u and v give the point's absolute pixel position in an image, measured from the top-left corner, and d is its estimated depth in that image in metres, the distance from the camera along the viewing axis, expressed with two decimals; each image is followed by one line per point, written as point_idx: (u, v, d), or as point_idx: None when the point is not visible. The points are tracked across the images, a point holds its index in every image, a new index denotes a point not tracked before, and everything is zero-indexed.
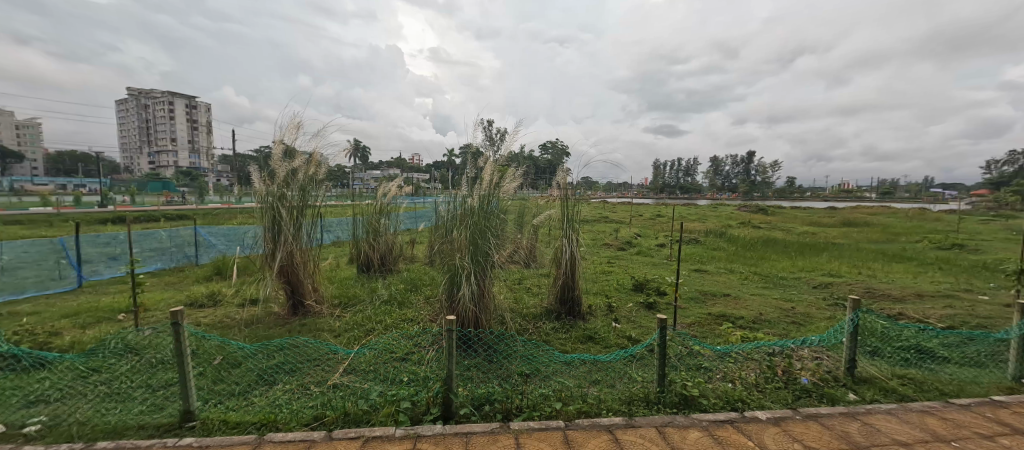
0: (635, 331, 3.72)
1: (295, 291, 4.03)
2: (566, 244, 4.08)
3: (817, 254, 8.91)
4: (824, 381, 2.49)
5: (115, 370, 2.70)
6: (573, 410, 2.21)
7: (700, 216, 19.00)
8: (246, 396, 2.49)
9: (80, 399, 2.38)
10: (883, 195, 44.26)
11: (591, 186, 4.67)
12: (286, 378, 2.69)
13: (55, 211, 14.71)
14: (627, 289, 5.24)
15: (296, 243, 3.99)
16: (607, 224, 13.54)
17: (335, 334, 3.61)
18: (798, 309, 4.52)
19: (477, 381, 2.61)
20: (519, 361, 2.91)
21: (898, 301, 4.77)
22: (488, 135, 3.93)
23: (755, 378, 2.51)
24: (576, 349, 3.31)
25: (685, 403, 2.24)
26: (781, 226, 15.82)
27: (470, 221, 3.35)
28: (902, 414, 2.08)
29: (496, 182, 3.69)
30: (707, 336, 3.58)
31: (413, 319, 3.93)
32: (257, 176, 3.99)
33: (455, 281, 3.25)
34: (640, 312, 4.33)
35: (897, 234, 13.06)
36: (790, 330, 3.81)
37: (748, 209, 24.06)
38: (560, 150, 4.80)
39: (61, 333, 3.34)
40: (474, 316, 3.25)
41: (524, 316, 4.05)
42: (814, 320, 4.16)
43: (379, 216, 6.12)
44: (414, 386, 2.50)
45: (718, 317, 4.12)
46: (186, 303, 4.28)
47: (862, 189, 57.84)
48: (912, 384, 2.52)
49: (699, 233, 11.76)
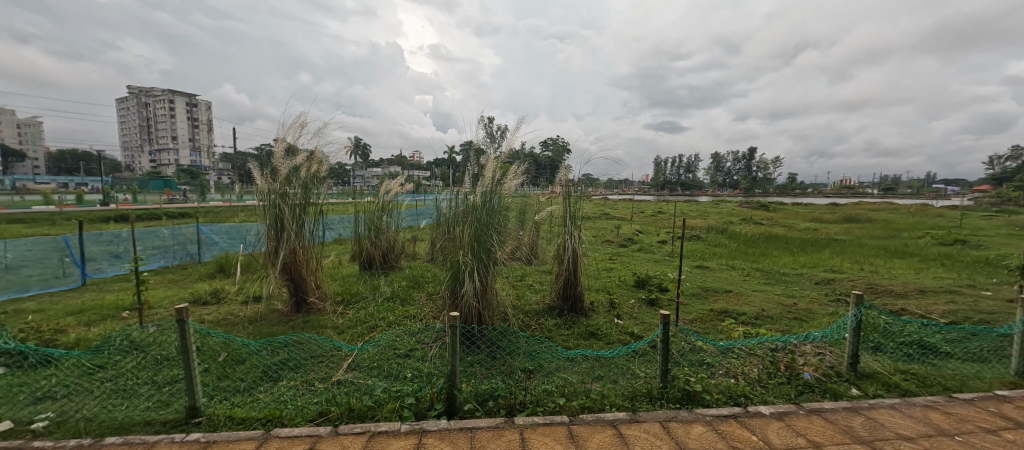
0: (637, 328, 3.72)
1: (298, 289, 4.04)
2: (568, 241, 4.08)
3: (819, 251, 8.91)
4: (827, 376, 2.49)
5: (120, 367, 2.71)
6: (577, 405, 2.22)
7: (701, 213, 19.01)
8: (251, 393, 2.50)
9: (88, 395, 2.40)
10: (885, 191, 44.15)
11: (592, 182, 4.67)
12: (291, 375, 2.70)
13: (58, 209, 14.79)
14: (629, 285, 5.25)
15: (299, 241, 4.00)
16: (608, 220, 13.55)
17: (338, 331, 3.62)
18: (800, 305, 4.52)
19: (481, 377, 2.62)
20: (523, 357, 2.92)
21: (900, 297, 4.76)
22: (489, 132, 3.94)
23: (758, 373, 2.51)
24: (579, 345, 3.32)
25: (689, 399, 2.24)
26: (783, 222, 15.78)
27: (473, 218, 3.35)
28: (905, 409, 2.08)
29: (498, 178, 3.68)
30: (709, 332, 3.58)
31: (415, 316, 3.95)
32: (259, 174, 3.99)
33: (458, 277, 3.26)
34: (643, 308, 4.33)
35: (899, 230, 13.03)
36: (793, 326, 3.82)
37: (749, 206, 24.02)
38: (561, 147, 4.79)
39: (67, 330, 3.36)
40: (477, 312, 3.26)
41: (526, 312, 4.06)
42: (817, 316, 4.16)
43: (381, 213, 6.13)
44: (417, 382, 2.52)
45: (720, 313, 4.13)
46: (189, 300, 4.30)
47: (864, 185, 57.66)
48: (914, 379, 2.52)
49: (700, 230, 11.75)
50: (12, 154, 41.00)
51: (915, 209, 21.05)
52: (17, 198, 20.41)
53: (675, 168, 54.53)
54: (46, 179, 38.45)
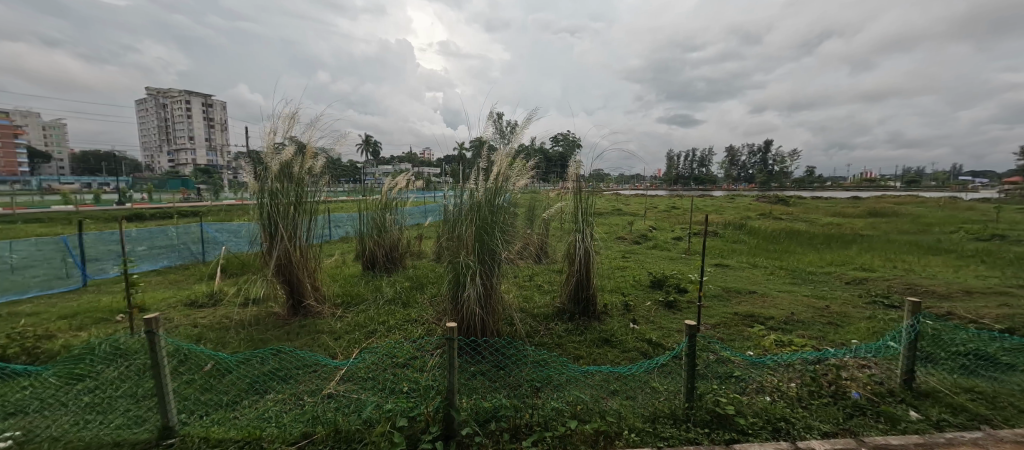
0: (655, 334, 3.43)
1: (294, 291, 3.85)
2: (579, 239, 3.80)
3: (845, 247, 8.45)
4: (880, 396, 2.17)
5: (101, 377, 2.54)
6: (590, 429, 1.95)
7: (715, 208, 18.47)
8: (234, 408, 2.31)
9: (63, 410, 2.23)
10: (907, 184, 42.76)
11: (604, 178, 4.38)
12: (278, 387, 2.50)
13: (77, 208, 15.13)
14: (644, 285, 4.95)
15: (295, 240, 3.81)
16: (620, 216, 13.24)
17: (335, 336, 3.42)
18: (833, 307, 4.15)
19: (483, 391, 2.37)
20: (530, 368, 2.67)
21: (943, 299, 4.36)
22: (498, 127, 3.69)
23: (798, 391, 2.22)
24: (592, 355, 3.04)
25: (719, 422, 1.96)
26: (805, 217, 15.10)
27: (476, 216, 3.11)
28: (989, 446, 1.77)
29: (505, 174, 3.41)
30: (735, 339, 3.28)
31: (417, 320, 3.72)
32: (253, 170, 3.79)
33: (459, 280, 3.02)
34: (660, 312, 4.03)
35: (930, 224, 12.34)
36: (827, 332, 3.47)
37: (767, 200, 23.22)
38: (572, 142, 4.51)
39: (54, 336, 3.21)
40: (480, 319, 3.00)
41: (534, 316, 3.80)
42: (853, 321, 3.79)
43: (384, 211, 5.91)
44: (414, 398, 2.28)
45: (746, 317, 3.80)
46: (185, 303, 4.15)
47: (886, 177, 55.65)
48: (984, 400, 2.18)
49: (718, 225, 11.25)
50: (37, 155, 42.19)
51: (943, 201, 20.17)
52: (37, 198, 20.57)
53: (688, 161, 53.42)
54: (70, 178, 39.60)
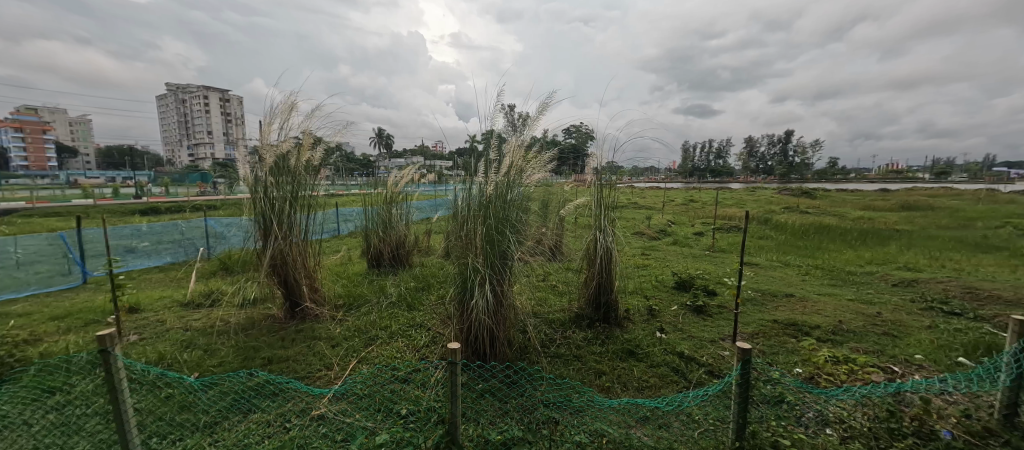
0: (686, 345, 3.06)
1: (290, 293, 3.59)
2: (600, 238, 3.42)
3: (882, 244, 7.86)
4: (978, 437, 1.78)
5: (75, 390, 2.31)
6: None
7: (736, 202, 17.64)
8: (212, 431, 2.06)
9: (23, 431, 2.00)
10: (939, 176, 40.70)
11: (619, 171, 3.92)
12: (264, 405, 2.23)
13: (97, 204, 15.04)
14: (668, 287, 4.55)
15: (289, 239, 3.54)
16: (638, 210, 12.72)
17: (332, 344, 3.14)
18: (885, 314, 3.70)
19: (492, 416, 2.06)
20: (547, 386, 2.34)
21: (1012, 306, 3.86)
22: (509, 119, 3.34)
23: (870, 429, 1.85)
24: (616, 370, 2.68)
25: None
26: (833, 211, 14.29)
27: (486, 213, 2.79)
28: None
29: (518, 167, 3.06)
30: (778, 352, 2.89)
31: (422, 326, 3.44)
32: (246, 165, 3.53)
33: (467, 286, 2.69)
34: (689, 318, 3.64)
35: (972, 219, 11.50)
36: (885, 345, 3.04)
37: (790, 193, 22.21)
38: (585, 133, 4.11)
39: (39, 340, 3.03)
40: (490, 331, 2.68)
41: (550, 322, 3.47)
42: (912, 331, 3.33)
43: (391, 206, 5.62)
44: (414, 425, 1.99)
45: (788, 326, 3.40)
46: (181, 304, 3.94)
47: (915, 169, 52.93)
48: None
49: (741, 219, 10.68)
50: (64, 151, 43.33)
51: (984, 194, 18.95)
52: (60, 198, 17.83)
53: (704, 152, 51.70)
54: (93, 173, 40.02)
